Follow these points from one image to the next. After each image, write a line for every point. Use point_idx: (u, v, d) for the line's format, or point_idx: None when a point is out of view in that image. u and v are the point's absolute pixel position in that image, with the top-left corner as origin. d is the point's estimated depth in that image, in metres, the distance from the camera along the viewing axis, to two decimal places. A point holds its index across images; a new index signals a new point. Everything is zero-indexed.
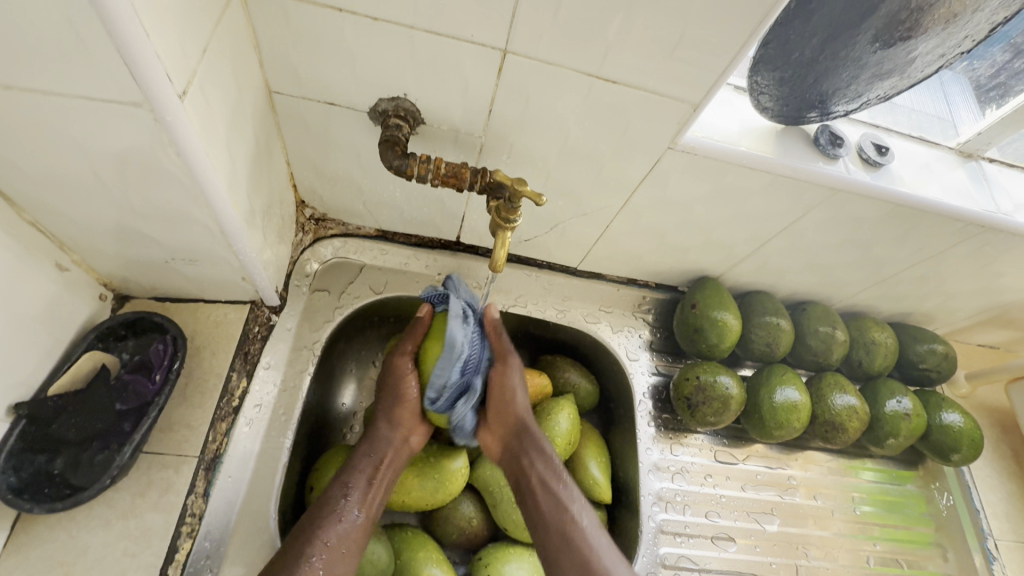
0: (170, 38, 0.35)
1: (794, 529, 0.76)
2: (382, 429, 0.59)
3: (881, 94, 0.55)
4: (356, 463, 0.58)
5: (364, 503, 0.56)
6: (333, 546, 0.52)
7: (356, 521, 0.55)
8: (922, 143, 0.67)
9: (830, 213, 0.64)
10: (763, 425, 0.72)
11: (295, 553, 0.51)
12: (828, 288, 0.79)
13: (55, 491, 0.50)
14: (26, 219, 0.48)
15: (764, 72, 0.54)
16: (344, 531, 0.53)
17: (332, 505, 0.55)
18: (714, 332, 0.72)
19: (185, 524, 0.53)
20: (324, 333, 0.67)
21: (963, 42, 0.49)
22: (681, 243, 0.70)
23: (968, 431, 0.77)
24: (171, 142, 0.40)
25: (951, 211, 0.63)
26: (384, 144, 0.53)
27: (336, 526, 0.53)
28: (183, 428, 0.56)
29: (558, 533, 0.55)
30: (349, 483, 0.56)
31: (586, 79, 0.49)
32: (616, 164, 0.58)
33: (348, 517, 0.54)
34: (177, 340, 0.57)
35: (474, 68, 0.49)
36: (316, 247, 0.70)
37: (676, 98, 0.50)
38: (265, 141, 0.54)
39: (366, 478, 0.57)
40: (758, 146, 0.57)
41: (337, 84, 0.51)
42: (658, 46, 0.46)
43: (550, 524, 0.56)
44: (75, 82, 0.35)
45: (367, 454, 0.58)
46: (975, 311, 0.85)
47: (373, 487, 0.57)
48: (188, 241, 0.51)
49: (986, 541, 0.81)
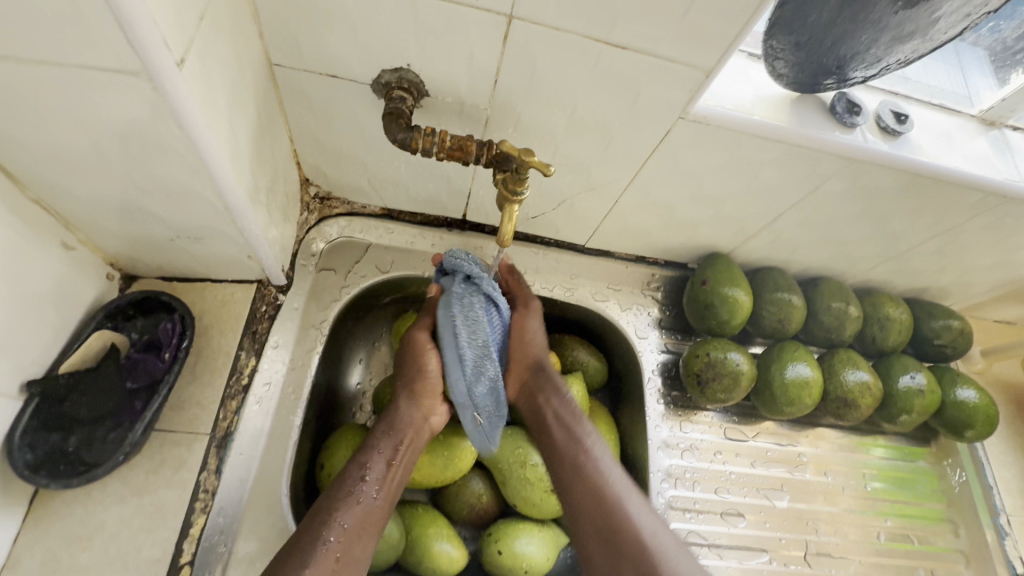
0: (166, 4, 0.34)
1: (804, 505, 0.76)
2: (401, 407, 0.59)
3: (902, 58, 0.53)
4: (372, 443, 0.57)
5: (383, 485, 0.55)
6: (350, 529, 0.51)
7: (373, 503, 0.54)
8: (942, 111, 0.65)
9: (846, 184, 0.62)
10: (774, 402, 0.71)
11: (305, 545, 0.49)
12: (841, 264, 0.78)
13: (71, 468, 0.50)
14: (30, 197, 0.47)
15: (779, 37, 0.52)
16: (360, 514, 0.52)
17: (348, 490, 0.53)
18: (724, 308, 0.71)
19: (198, 500, 0.54)
20: (332, 312, 0.67)
21: (990, 0, 0.46)
22: (692, 218, 0.69)
23: (983, 407, 0.76)
24: (170, 114, 0.39)
25: (973, 181, 0.61)
26: (389, 117, 0.51)
27: (353, 509, 0.52)
28: (194, 406, 0.57)
29: (571, 471, 0.57)
30: (367, 463, 0.55)
31: (594, 45, 0.47)
32: (625, 135, 0.56)
33: (365, 504, 0.53)
34: (184, 319, 0.57)
35: (479, 35, 0.47)
36: (321, 226, 0.70)
37: (689, 65, 0.48)
38: (267, 115, 0.54)
39: (385, 458, 0.56)
40: (772, 114, 0.56)
41: (338, 55, 0.50)
42: (670, 8, 0.44)
43: (564, 460, 0.58)
44: (69, 51, 0.34)
45: (386, 435, 0.58)
46: (992, 286, 0.83)
47: (391, 470, 0.56)
48: (193, 218, 0.51)
49: (999, 518, 0.81)
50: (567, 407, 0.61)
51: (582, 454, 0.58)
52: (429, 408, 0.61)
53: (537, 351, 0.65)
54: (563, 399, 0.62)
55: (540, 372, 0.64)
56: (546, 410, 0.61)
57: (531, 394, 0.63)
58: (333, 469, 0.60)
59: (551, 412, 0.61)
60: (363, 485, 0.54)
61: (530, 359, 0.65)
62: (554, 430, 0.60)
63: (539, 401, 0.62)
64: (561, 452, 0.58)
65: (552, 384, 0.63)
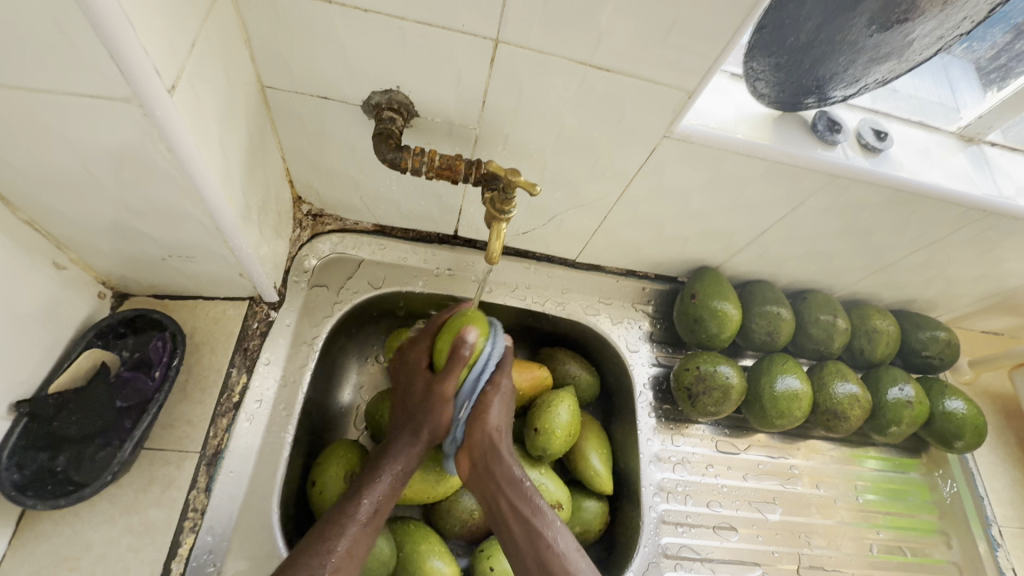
0: (158, 34, 0.35)
1: (796, 518, 0.76)
2: (406, 440, 0.59)
3: (880, 78, 0.55)
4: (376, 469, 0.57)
5: (384, 508, 0.55)
6: (347, 553, 0.51)
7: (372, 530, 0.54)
8: (922, 127, 0.66)
9: (829, 199, 0.64)
10: (764, 414, 0.72)
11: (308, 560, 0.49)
12: (829, 277, 0.79)
13: (59, 487, 0.50)
14: (22, 217, 0.48)
15: (760, 58, 0.53)
16: (361, 539, 0.52)
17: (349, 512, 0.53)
18: (714, 321, 0.72)
19: (187, 519, 0.54)
20: (324, 328, 0.67)
21: (962, 23, 0.49)
22: (680, 233, 0.70)
23: (971, 418, 0.77)
24: (162, 137, 0.40)
25: (953, 195, 0.62)
26: (378, 137, 0.52)
27: (357, 535, 0.52)
28: (185, 424, 0.57)
29: (535, 561, 0.55)
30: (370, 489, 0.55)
31: (579, 67, 0.49)
32: (612, 153, 0.57)
33: (360, 535, 0.52)
34: (175, 337, 0.58)
35: (466, 59, 0.49)
36: (313, 243, 0.70)
37: (671, 86, 0.50)
38: (258, 136, 0.54)
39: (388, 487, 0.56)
40: (755, 133, 0.57)
41: (329, 78, 0.51)
42: (651, 34, 0.45)
43: (527, 553, 0.55)
44: (62, 78, 0.35)
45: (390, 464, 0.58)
46: (978, 298, 0.84)
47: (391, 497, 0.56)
48: (184, 237, 0.51)
49: (990, 528, 0.81)
50: (526, 497, 0.58)
51: (545, 548, 0.55)
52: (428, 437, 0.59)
53: (496, 432, 0.60)
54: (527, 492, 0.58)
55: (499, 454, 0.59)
56: (514, 495, 0.58)
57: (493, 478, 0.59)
58: (325, 489, 0.60)
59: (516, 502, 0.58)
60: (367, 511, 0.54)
61: (487, 439, 0.60)
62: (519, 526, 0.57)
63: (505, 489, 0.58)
64: (524, 548, 0.56)
65: (511, 471, 0.59)
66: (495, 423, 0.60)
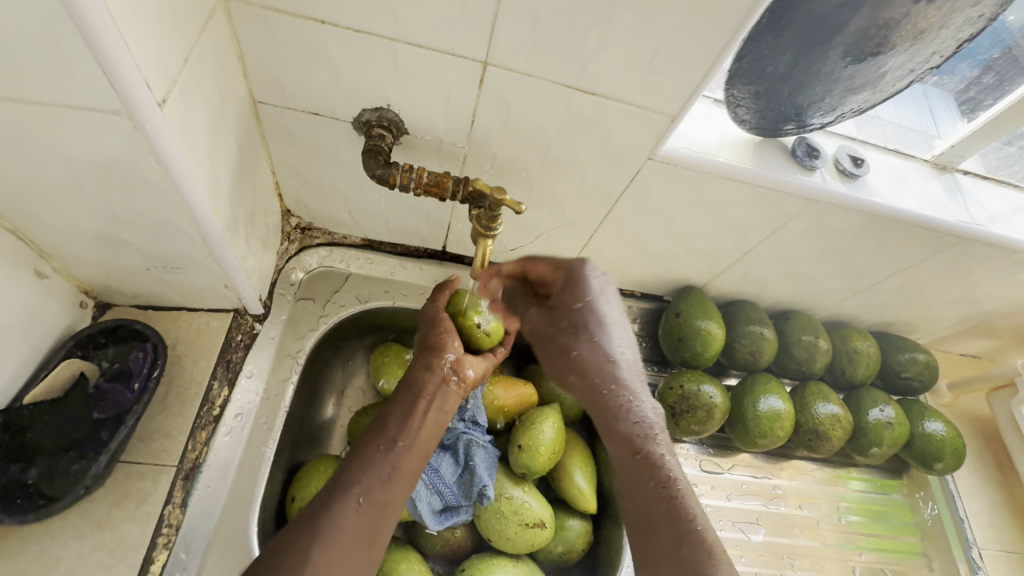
0: (149, 49, 0.36)
1: (780, 539, 0.76)
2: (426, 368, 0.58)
3: (856, 107, 0.57)
4: (398, 402, 0.57)
5: (413, 442, 0.55)
6: (368, 502, 0.50)
7: (396, 469, 0.53)
8: (898, 155, 0.68)
9: (809, 223, 0.65)
10: (747, 433, 0.72)
11: (318, 509, 0.48)
12: (810, 298, 0.80)
13: (29, 502, 0.49)
14: (6, 226, 0.47)
15: (740, 86, 0.55)
16: (386, 483, 0.52)
17: (369, 458, 0.52)
18: (698, 340, 0.73)
19: (161, 535, 0.53)
20: (310, 341, 0.67)
21: (931, 57, 0.51)
22: (664, 252, 0.71)
23: (950, 440, 0.78)
24: (150, 150, 0.40)
25: (928, 221, 0.64)
26: (369, 154, 0.53)
27: (379, 482, 0.51)
28: (163, 437, 0.56)
29: (654, 493, 0.54)
30: (394, 425, 0.55)
31: (565, 90, 0.50)
32: (597, 174, 0.59)
33: (396, 458, 0.53)
34: (157, 348, 0.57)
35: (456, 80, 0.50)
36: (301, 256, 0.70)
37: (654, 111, 0.51)
38: (248, 150, 0.55)
39: (413, 417, 0.56)
40: (737, 156, 0.59)
41: (322, 96, 0.52)
42: (635, 60, 0.47)
43: (645, 480, 0.55)
44: (51, 91, 0.36)
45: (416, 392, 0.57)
46: (955, 321, 0.86)
47: (423, 424, 0.56)
48: (170, 248, 0.51)
49: (971, 551, 0.81)
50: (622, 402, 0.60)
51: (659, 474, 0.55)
52: (459, 363, 0.59)
53: (597, 340, 0.63)
54: (681, 491, 0.53)
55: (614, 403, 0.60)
56: (654, 485, 0.54)
57: (615, 438, 0.59)
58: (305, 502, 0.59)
59: (662, 502, 0.53)
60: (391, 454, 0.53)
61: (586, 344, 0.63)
62: (660, 507, 0.53)
63: (645, 473, 0.55)
64: (640, 479, 0.55)
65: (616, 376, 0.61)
66: (602, 326, 0.63)
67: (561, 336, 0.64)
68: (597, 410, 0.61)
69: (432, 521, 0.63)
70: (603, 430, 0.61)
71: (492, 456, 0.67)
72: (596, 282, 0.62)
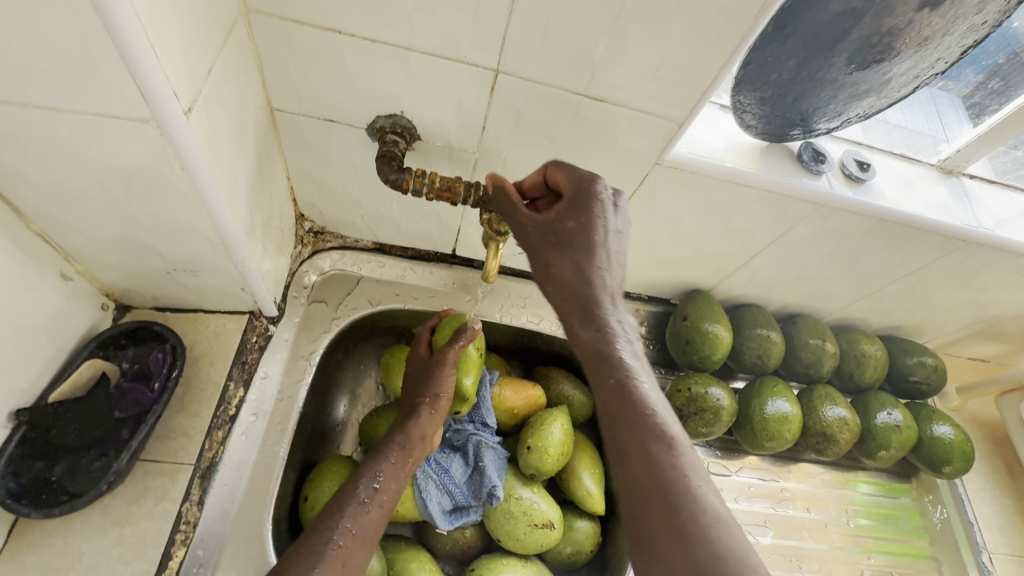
0: (176, 59, 0.37)
1: (788, 542, 0.77)
2: (416, 419, 0.62)
3: (861, 113, 0.58)
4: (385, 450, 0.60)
5: (389, 490, 0.57)
6: (356, 535, 0.52)
7: (378, 510, 0.55)
8: (904, 159, 0.69)
9: (816, 226, 0.66)
10: (754, 436, 0.73)
11: (314, 542, 0.49)
12: (817, 301, 0.80)
13: (52, 497, 0.51)
14: (34, 230, 0.49)
15: (746, 93, 0.55)
16: (369, 520, 0.54)
17: (356, 494, 0.55)
18: (705, 343, 0.74)
19: (179, 532, 0.54)
20: (322, 343, 0.68)
21: (936, 63, 0.52)
22: (671, 256, 0.72)
23: (959, 443, 0.78)
24: (176, 156, 0.41)
25: (934, 224, 0.64)
26: (382, 159, 0.54)
27: (363, 515, 0.53)
28: (181, 436, 0.57)
29: (632, 431, 0.40)
30: (378, 473, 0.58)
31: (575, 97, 0.51)
32: (606, 179, 0.60)
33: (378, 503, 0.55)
34: (176, 349, 0.59)
35: (468, 87, 0.51)
36: (314, 259, 0.72)
37: (661, 117, 0.52)
38: (265, 156, 0.56)
39: (394, 470, 0.59)
40: (743, 161, 0.59)
41: (337, 104, 0.53)
42: (643, 67, 0.48)
43: (619, 415, 0.41)
44: (83, 100, 0.37)
45: (399, 445, 0.60)
46: (963, 325, 0.86)
47: (402, 478, 0.59)
48: (189, 251, 0.53)
49: (981, 555, 0.81)
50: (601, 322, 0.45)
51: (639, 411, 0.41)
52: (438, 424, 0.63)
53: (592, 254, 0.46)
54: (643, 391, 0.42)
55: (583, 322, 0.45)
56: (629, 420, 0.41)
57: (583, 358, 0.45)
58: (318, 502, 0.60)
59: (622, 400, 0.42)
60: (374, 492, 0.56)
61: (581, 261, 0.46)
62: (640, 451, 0.39)
63: (601, 365, 0.44)
64: (616, 416, 0.42)
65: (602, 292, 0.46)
66: (601, 236, 0.47)
67: (546, 248, 0.48)
68: (560, 303, 0.47)
69: (443, 520, 0.64)
70: (560, 321, 0.47)
71: (501, 457, 0.68)
72: (608, 201, 0.48)
